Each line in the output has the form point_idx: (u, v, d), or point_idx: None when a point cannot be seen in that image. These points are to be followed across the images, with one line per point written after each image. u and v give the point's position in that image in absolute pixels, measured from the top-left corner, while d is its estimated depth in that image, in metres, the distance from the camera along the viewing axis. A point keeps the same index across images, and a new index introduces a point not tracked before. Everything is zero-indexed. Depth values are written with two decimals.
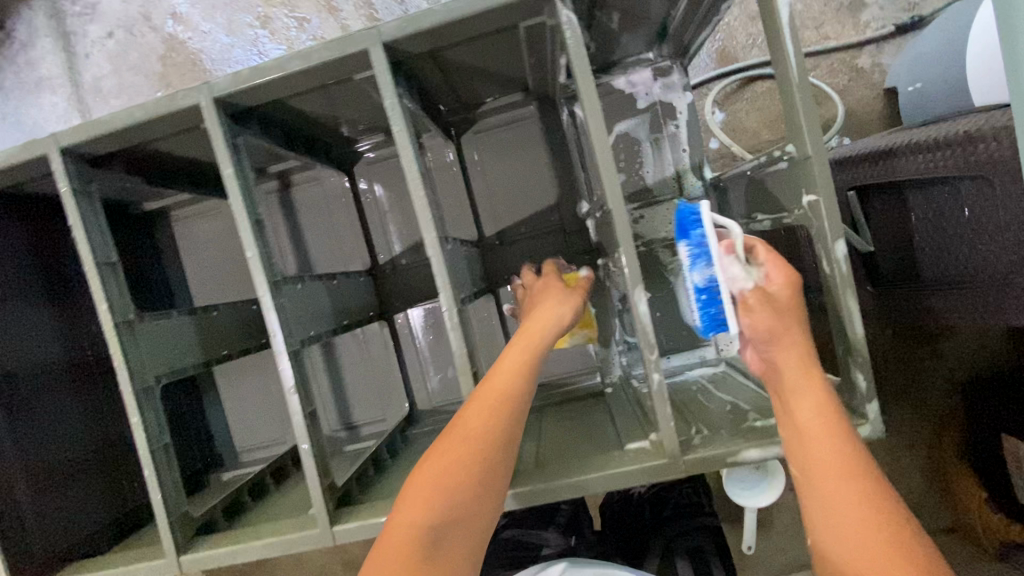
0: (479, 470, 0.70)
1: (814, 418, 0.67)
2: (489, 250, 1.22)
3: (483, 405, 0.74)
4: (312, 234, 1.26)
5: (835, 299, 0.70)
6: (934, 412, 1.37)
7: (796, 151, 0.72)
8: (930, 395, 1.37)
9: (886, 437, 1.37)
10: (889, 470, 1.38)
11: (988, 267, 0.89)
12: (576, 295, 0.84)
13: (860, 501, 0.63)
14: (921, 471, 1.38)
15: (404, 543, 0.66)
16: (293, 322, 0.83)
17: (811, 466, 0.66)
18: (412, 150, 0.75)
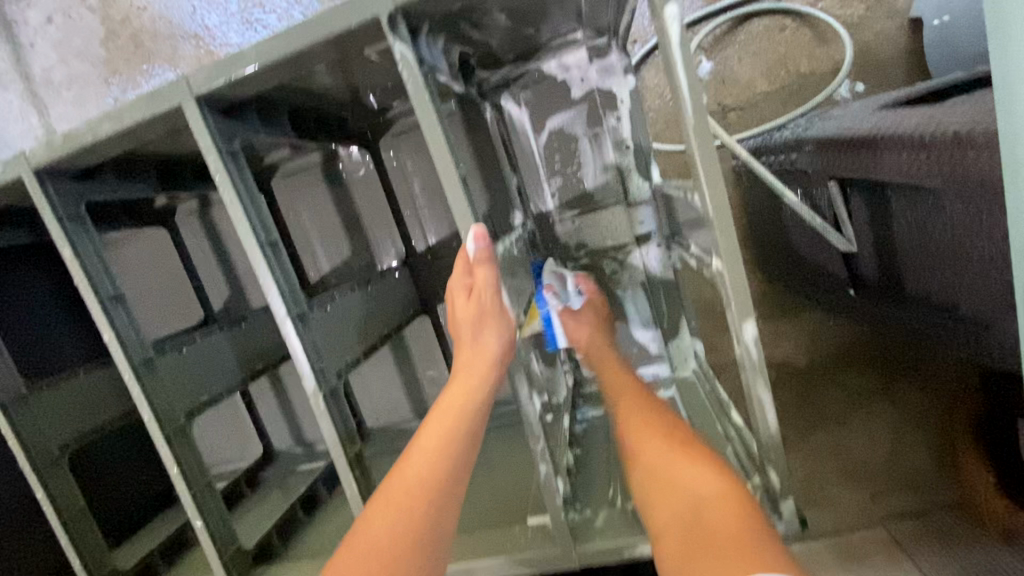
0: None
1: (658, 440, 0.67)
2: (421, 266, 1.13)
3: (401, 483, 0.59)
4: (241, 255, 1.20)
5: (747, 386, 0.59)
6: (949, 388, 1.18)
7: (702, 204, 0.57)
8: (945, 371, 1.18)
9: (887, 416, 1.21)
10: (887, 442, 1.21)
11: (976, 298, 0.74)
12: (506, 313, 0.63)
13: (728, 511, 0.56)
14: (927, 446, 1.19)
15: None
16: (176, 397, 0.78)
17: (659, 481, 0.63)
18: (254, 221, 0.65)
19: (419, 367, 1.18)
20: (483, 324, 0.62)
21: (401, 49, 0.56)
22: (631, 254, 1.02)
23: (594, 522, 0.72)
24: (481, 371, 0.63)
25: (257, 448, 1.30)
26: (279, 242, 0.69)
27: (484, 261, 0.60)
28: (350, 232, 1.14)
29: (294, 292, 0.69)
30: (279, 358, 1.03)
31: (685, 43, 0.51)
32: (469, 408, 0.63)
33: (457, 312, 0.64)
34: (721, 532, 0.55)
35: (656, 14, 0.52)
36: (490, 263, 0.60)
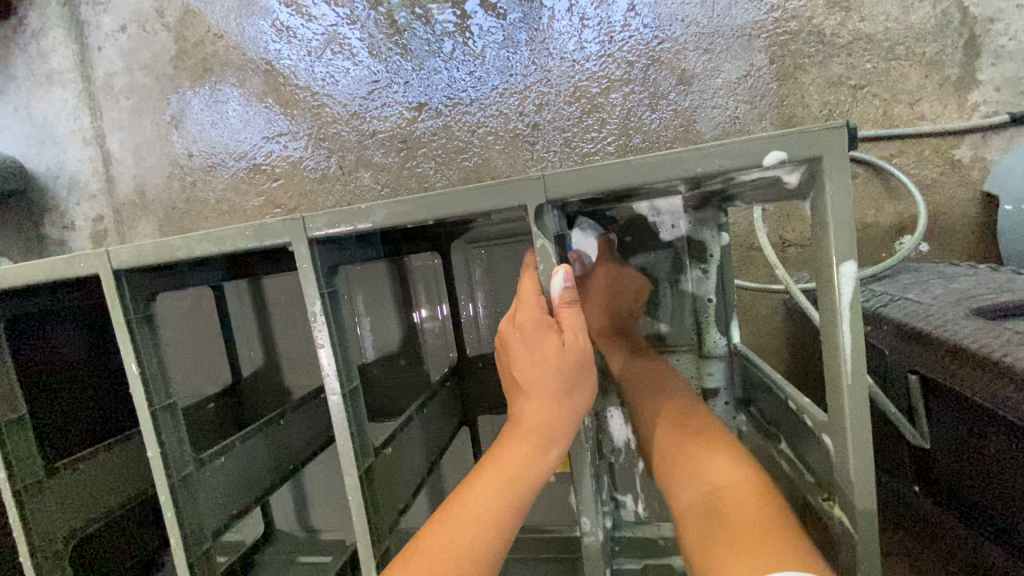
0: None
1: (691, 446, 0.69)
2: (469, 373, 1.09)
3: (458, 513, 0.58)
4: (286, 324, 1.17)
5: None
6: None
7: (834, 454, 0.53)
8: None
9: None
10: None
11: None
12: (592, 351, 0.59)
13: (737, 486, 0.62)
14: None
15: None
16: (206, 515, 0.72)
17: (687, 483, 0.66)
18: (341, 368, 0.61)
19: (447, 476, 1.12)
20: (514, 479, 0.59)
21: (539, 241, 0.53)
22: None
23: None
24: (550, 421, 0.59)
25: (258, 527, 1.22)
26: (357, 384, 0.65)
27: (569, 302, 0.57)
28: (404, 323, 1.11)
29: (364, 444, 0.63)
30: (309, 455, 0.97)
31: (858, 302, 0.48)
32: (480, 551, 0.57)
33: (518, 359, 0.61)
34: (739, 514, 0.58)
35: (827, 265, 0.49)
36: (573, 308, 0.57)
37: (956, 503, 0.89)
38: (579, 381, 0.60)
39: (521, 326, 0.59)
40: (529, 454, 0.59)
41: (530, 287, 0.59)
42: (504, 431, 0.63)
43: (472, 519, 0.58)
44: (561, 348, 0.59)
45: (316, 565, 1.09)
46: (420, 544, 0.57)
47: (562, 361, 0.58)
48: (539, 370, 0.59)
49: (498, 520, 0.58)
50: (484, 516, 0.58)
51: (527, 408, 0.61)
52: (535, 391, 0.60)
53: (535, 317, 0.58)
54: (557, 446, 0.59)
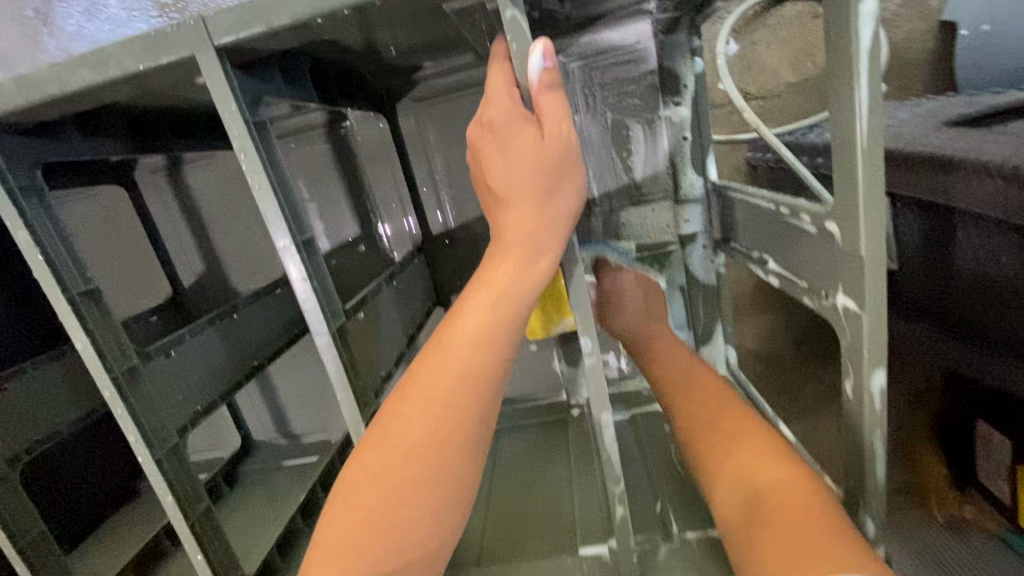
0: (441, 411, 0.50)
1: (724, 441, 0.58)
2: (436, 253, 1.02)
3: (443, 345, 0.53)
4: (223, 223, 1.04)
5: (858, 433, 0.55)
6: None
7: (841, 241, 0.51)
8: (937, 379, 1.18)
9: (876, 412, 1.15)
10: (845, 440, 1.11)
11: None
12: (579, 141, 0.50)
13: (805, 502, 0.49)
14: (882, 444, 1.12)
15: (355, 500, 0.50)
16: (165, 411, 0.64)
17: (719, 492, 0.56)
18: (288, 211, 0.52)
19: None
20: (502, 298, 0.52)
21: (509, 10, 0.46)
22: (672, 255, 0.96)
23: (657, 554, 0.66)
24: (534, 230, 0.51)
25: (233, 441, 1.18)
26: (311, 235, 0.56)
27: (551, 86, 0.48)
28: (357, 207, 1.00)
29: (331, 301, 0.56)
30: (274, 351, 0.89)
31: (876, 48, 0.43)
32: (467, 376, 0.51)
33: (493, 170, 0.53)
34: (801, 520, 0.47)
35: (845, 7, 0.43)
36: (554, 90, 0.48)
37: (910, 307, 0.92)
38: (562, 180, 0.51)
39: (493, 126, 0.51)
40: (516, 267, 0.52)
41: (500, 78, 0.50)
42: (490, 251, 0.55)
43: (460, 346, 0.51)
44: (539, 143, 0.49)
45: (302, 467, 1.07)
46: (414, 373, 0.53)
47: (539, 158, 0.49)
48: (517, 173, 0.51)
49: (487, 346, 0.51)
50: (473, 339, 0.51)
51: (507, 223, 0.52)
52: (515, 201, 0.52)
53: (505, 110, 0.49)
54: (546, 253, 0.51)
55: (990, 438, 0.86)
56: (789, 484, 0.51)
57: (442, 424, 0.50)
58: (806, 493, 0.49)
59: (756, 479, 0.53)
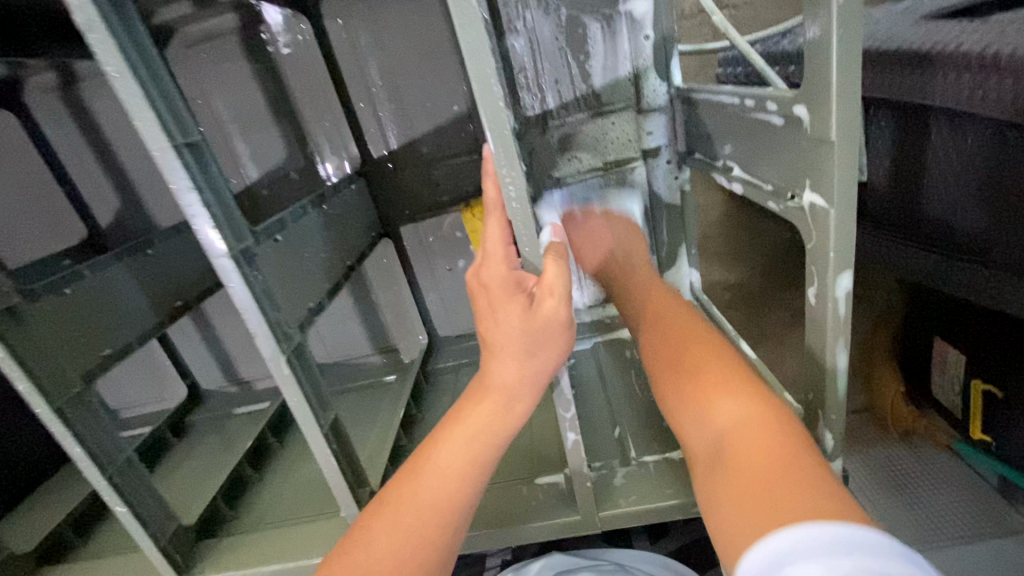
0: (413, 556, 0.44)
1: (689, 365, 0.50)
2: (379, 179, 0.92)
3: (427, 468, 0.46)
4: (133, 152, 0.91)
5: (820, 344, 0.51)
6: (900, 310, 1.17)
7: (811, 128, 0.44)
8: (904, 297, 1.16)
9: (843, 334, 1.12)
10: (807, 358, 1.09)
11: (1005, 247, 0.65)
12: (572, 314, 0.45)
13: (773, 430, 0.41)
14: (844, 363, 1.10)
15: None
16: (63, 358, 0.57)
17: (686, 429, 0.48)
18: (159, 108, 0.43)
19: (380, 298, 1.00)
20: (485, 441, 0.46)
21: (516, 189, 0.43)
22: (635, 171, 0.89)
23: (613, 480, 0.64)
24: (524, 376, 0.46)
25: (180, 389, 1.09)
26: (198, 142, 0.47)
27: (555, 255, 0.45)
28: (285, 127, 0.89)
29: (231, 220, 0.48)
30: (201, 292, 0.82)
31: None
32: (450, 510, 0.45)
33: (481, 317, 0.47)
34: (765, 459, 0.39)
35: None
36: (556, 260, 0.45)
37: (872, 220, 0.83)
38: (550, 341, 0.46)
39: (484, 284, 0.46)
40: (506, 411, 0.46)
41: (491, 231, 0.45)
42: (472, 382, 0.49)
43: (436, 485, 0.46)
44: (529, 306, 0.45)
45: (254, 414, 1.02)
46: (385, 501, 0.46)
47: (529, 325, 0.44)
48: (508, 341, 0.45)
49: (469, 485, 0.46)
50: (447, 477, 0.46)
51: (492, 364, 0.47)
52: (504, 344, 0.46)
53: (500, 276, 0.45)
54: (526, 402, 0.47)
55: (948, 355, 0.84)
56: (751, 421, 0.43)
57: (405, 574, 0.43)
58: (774, 423, 0.42)
59: (715, 410, 0.45)
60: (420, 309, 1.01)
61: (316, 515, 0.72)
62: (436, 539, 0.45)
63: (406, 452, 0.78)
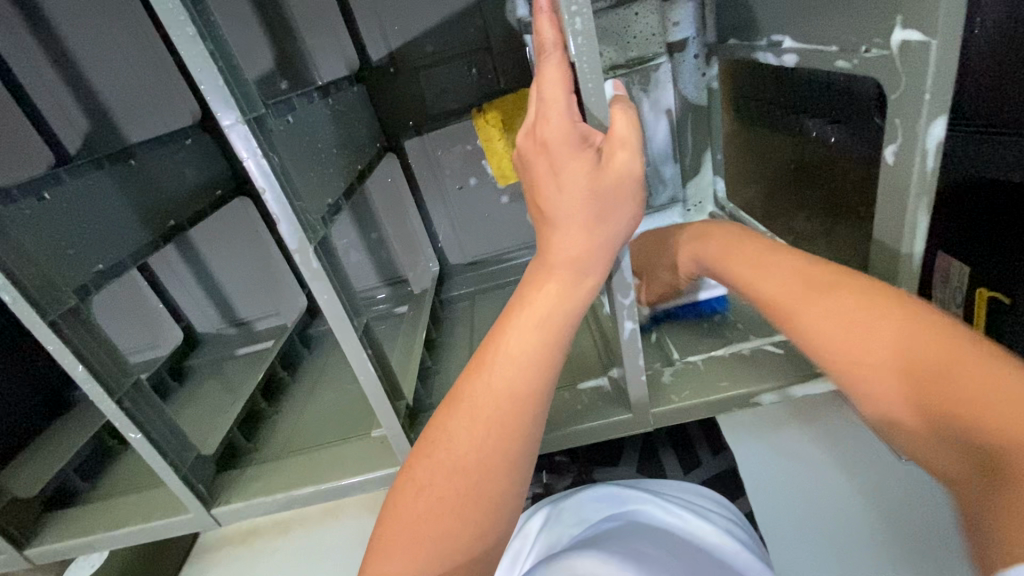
0: (493, 445, 0.42)
1: (816, 296, 0.44)
2: (380, 87, 0.83)
3: (497, 362, 0.43)
4: (99, 63, 0.81)
5: (897, 211, 0.47)
6: None
7: None
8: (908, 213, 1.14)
9: None
10: None
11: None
12: (642, 170, 0.41)
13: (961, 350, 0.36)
14: None
15: (392, 549, 0.40)
16: (52, 268, 0.50)
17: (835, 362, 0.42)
18: None
19: (386, 224, 0.94)
20: (554, 325, 0.43)
21: (580, 18, 0.37)
22: (659, 69, 0.83)
23: (661, 378, 0.61)
24: (590, 246, 0.42)
25: (173, 333, 1.00)
26: None
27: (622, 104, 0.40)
28: (273, 29, 0.79)
29: (242, 84, 0.41)
30: (194, 215, 0.75)
31: None
32: (526, 395, 0.43)
33: (539, 185, 0.43)
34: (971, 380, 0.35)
35: None
36: (625, 109, 0.40)
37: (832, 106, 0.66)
38: (614, 206, 0.42)
39: (543, 144, 0.41)
40: (572, 287, 0.43)
41: (551, 76, 0.39)
42: (533, 266, 0.45)
43: (508, 373, 0.43)
44: (597, 164, 0.40)
45: (258, 353, 0.97)
46: (458, 395, 0.44)
47: (598, 184, 0.40)
48: (574, 208, 0.41)
49: (541, 370, 0.43)
50: (521, 363, 0.43)
51: (552, 238, 0.43)
52: (567, 211, 0.42)
53: (562, 129, 0.40)
54: (596, 273, 0.43)
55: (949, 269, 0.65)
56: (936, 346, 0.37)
57: (492, 465, 0.42)
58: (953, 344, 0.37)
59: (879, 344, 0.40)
60: (429, 234, 0.95)
61: (343, 439, 0.68)
62: (517, 428, 0.42)
63: (431, 373, 0.74)
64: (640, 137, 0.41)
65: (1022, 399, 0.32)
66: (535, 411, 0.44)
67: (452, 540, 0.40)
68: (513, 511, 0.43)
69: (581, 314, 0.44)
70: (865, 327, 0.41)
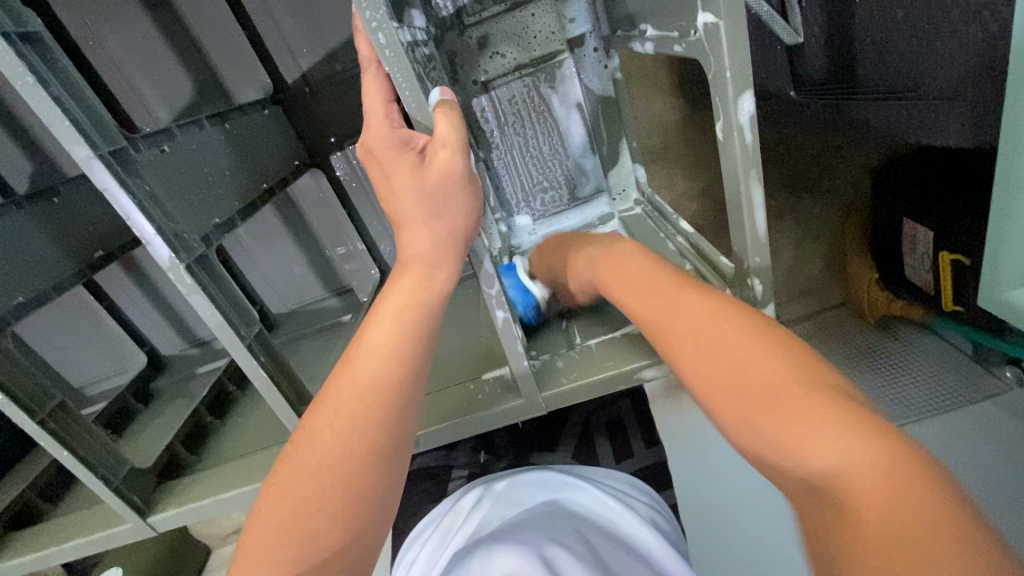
0: (356, 432, 0.45)
1: (693, 334, 0.41)
2: (300, 107, 0.88)
3: (361, 355, 0.47)
4: (36, 109, 0.86)
5: (735, 184, 0.49)
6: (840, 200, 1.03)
7: None
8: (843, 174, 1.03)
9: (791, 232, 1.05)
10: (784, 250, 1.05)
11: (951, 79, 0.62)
12: (468, 169, 0.44)
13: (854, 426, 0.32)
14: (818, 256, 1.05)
15: (257, 541, 0.43)
16: None
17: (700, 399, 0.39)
18: None
19: (324, 236, 0.97)
20: (411, 318, 0.47)
21: (382, 34, 0.40)
22: (564, 65, 0.85)
23: (556, 363, 0.63)
24: (434, 244, 0.47)
25: (138, 356, 1.06)
26: (40, 35, 0.43)
27: (443, 109, 0.43)
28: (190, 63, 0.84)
29: (97, 121, 0.45)
30: (128, 244, 0.80)
31: None
32: (386, 385, 0.46)
33: (380, 190, 0.46)
34: (875, 466, 0.29)
35: None
36: (445, 113, 0.43)
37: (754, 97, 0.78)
38: (449, 204, 0.45)
39: (375, 151, 0.44)
40: (425, 284, 0.47)
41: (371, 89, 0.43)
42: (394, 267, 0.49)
43: (371, 365, 0.46)
44: (422, 166, 0.43)
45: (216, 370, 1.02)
46: (325, 394, 0.47)
47: (425, 184, 0.43)
48: (410, 208, 0.45)
49: (400, 360, 0.47)
50: (380, 356, 0.47)
51: (402, 239, 0.47)
52: (406, 212, 0.45)
53: (386, 137, 0.43)
54: (445, 267, 0.48)
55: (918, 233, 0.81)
56: (795, 416, 0.33)
57: (358, 455, 0.45)
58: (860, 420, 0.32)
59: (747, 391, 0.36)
60: (367, 243, 0.99)
61: (273, 444, 0.71)
62: (380, 418, 0.46)
63: None
64: (463, 137, 0.44)
65: (918, 510, 0.27)
66: (397, 399, 0.47)
67: (313, 526, 0.43)
68: (378, 496, 0.46)
69: (439, 308, 0.48)
70: (736, 375, 0.37)
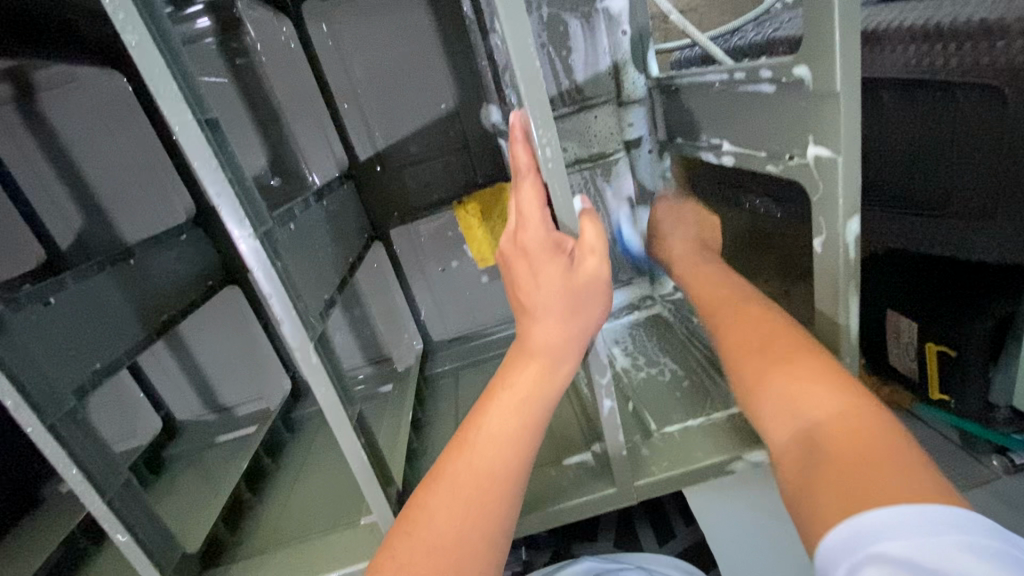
0: (473, 525, 0.44)
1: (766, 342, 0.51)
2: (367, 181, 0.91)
3: (480, 441, 0.47)
4: (101, 166, 0.87)
5: (831, 293, 0.54)
6: None
7: (812, 84, 0.48)
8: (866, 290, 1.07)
9: None
10: None
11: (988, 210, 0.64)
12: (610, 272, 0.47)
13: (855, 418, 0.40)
14: None
15: None
16: (54, 372, 0.52)
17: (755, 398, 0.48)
18: (182, 82, 0.41)
19: (371, 305, 0.97)
20: (534, 407, 0.47)
21: (549, 149, 0.43)
22: (618, 162, 0.93)
23: (641, 450, 0.64)
24: (566, 336, 0.47)
25: (153, 421, 0.99)
26: (216, 121, 0.45)
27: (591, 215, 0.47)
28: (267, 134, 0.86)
29: (253, 202, 0.46)
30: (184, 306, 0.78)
31: None
32: (505, 477, 0.46)
33: (519, 280, 0.48)
34: (863, 440, 0.39)
35: None
36: (594, 221, 0.46)
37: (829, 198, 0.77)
38: (586, 303, 0.47)
39: (524, 247, 0.47)
40: (550, 373, 0.48)
41: (528, 193, 0.46)
42: (515, 347, 0.50)
43: (492, 454, 0.46)
44: (570, 267, 0.46)
45: (240, 439, 0.96)
46: (440, 478, 0.46)
47: (572, 283, 0.46)
48: (551, 302, 0.47)
49: (521, 451, 0.46)
50: (500, 445, 0.46)
51: (533, 327, 0.48)
52: (546, 305, 0.47)
53: (540, 238, 0.46)
54: (569, 362, 0.48)
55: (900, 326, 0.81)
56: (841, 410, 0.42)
57: (477, 548, 0.44)
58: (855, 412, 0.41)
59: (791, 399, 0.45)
60: (412, 314, 0.99)
61: (331, 529, 0.67)
62: (499, 507, 0.45)
63: (419, 454, 0.76)
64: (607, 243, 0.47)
65: (900, 472, 0.36)
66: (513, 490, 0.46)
67: None
68: None
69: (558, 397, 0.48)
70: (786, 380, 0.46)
